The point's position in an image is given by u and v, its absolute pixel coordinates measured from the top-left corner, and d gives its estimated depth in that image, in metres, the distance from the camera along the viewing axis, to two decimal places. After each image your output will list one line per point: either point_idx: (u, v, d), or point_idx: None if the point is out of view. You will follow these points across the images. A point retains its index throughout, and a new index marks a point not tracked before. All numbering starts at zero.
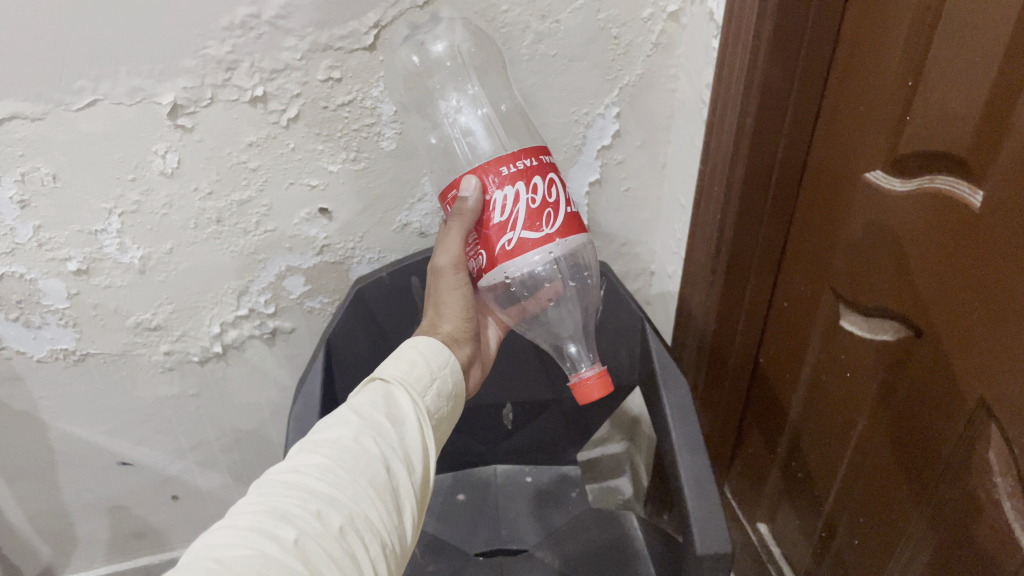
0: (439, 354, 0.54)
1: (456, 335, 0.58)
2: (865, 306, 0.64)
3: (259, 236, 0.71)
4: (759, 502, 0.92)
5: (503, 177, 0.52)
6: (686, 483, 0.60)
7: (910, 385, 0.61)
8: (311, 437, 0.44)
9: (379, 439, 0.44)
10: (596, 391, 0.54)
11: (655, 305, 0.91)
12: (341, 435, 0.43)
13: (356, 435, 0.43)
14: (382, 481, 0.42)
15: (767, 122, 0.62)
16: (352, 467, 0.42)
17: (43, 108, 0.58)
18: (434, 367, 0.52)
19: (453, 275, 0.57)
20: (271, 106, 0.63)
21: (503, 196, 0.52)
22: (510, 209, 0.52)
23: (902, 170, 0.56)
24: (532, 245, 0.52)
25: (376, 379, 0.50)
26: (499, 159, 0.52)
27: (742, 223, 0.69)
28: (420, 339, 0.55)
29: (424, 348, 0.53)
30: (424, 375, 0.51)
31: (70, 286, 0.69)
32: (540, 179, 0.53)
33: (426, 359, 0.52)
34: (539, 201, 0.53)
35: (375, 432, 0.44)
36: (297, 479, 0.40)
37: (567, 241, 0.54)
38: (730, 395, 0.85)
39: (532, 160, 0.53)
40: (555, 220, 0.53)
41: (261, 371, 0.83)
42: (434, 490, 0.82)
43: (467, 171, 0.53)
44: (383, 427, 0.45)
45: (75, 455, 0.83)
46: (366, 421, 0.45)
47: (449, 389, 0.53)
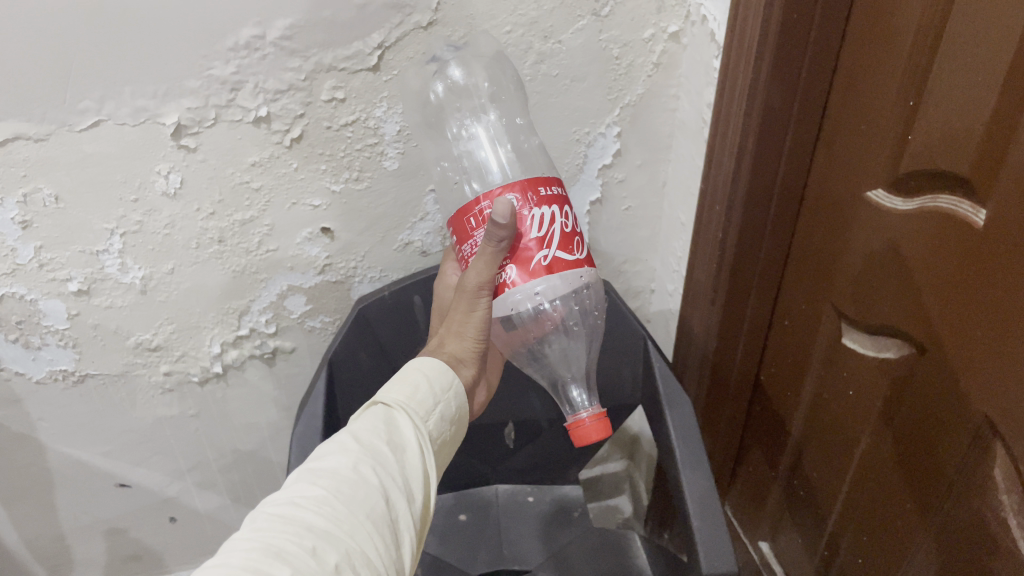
0: (444, 376, 0.52)
1: (463, 356, 0.55)
2: (865, 324, 0.64)
3: (260, 256, 0.71)
4: (760, 520, 0.91)
5: (540, 197, 0.53)
6: (691, 502, 0.60)
7: (914, 403, 0.61)
8: (310, 465, 0.44)
9: (378, 468, 0.44)
10: (594, 433, 0.54)
11: (655, 323, 0.91)
12: (340, 463, 0.43)
13: (356, 465, 0.43)
14: (380, 514, 0.42)
15: (768, 142, 0.62)
16: (350, 499, 0.41)
17: (46, 129, 0.58)
18: (438, 390, 0.51)
19: (473, 298, 0.54)
20: (274, 126, 0.63)
21: (542, 214, 0.53)
22: (547, 227, 0.53)
23: (903, 189, 0.57)
24: (564, 266, 0.54)
25: (378, 403, 0.49)
26: (536, 180, 0.54)
27: (743, 242, 0.69)
28: (424, 359, 0.53)
29: (429, 369, 0.52)
30: (428, 399, 0.50)
31: (71, 307, 0.68)
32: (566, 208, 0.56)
33: (429, 380, 0.51)
34: (569, 226, 0.55)
35: (375, 460, 0.44)
36: (293, 512, 0.40)
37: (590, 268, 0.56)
38: (732, 412, 0.85)
39: (559, 189, 0.55)
40: (582, 247, 0.55)
41: (261, 391, 0.83)
42: (436, 510, 0.81)
43: (502, 188, 0.53)
44: (383, 456, 0.45)
45: (72, 477, 0.82)
46: (366, 449, 0.44)
47: (453, 411, 0.52)
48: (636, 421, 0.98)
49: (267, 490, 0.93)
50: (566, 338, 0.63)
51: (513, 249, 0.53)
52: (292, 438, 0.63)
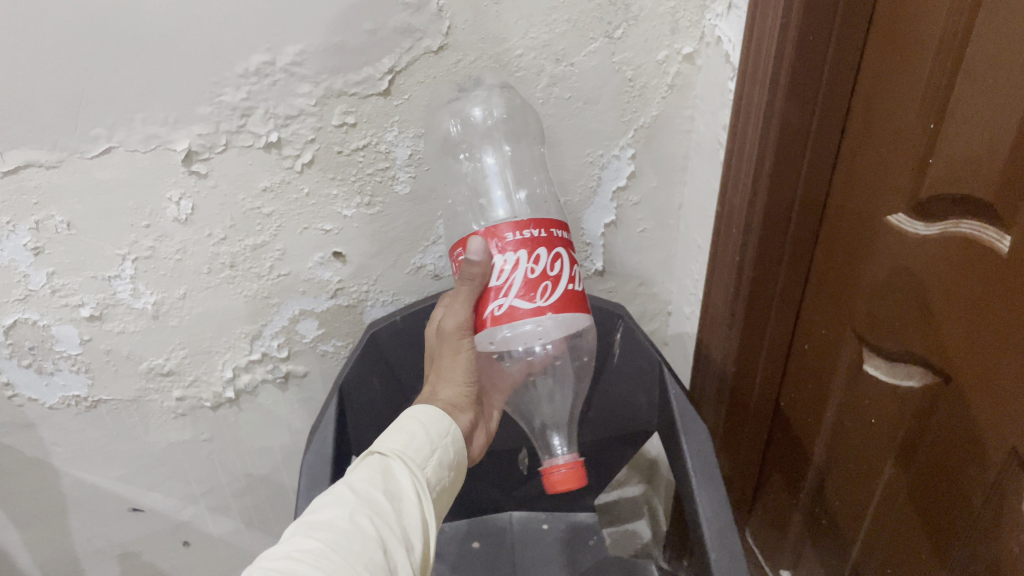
0: (441, 422, 0.53)
1: (460, 401, 0.57)
2: (888, 351, 0.62)
3: (272, 280, 0.71)
4: (780, 548, 0.89)
5: (506, 242, 0.53)
6: (708, 533, 0.59)
7: (938, 432, 0.59)
8: (304, 519, 0.43)
9: (375, 518, 0.43)
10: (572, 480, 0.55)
11: (672, 346, 0.90)
12: (335, 516, 0.42)
13: (351, 517, 0.42)
14: (377, 565, 0.41)
15: (785, 167, 0.61)
16: (346, 553, 0.40)
17: (58, 156, 0.58)
18: (434, 437, 0.51)
19: (458, 339, 0.56)
20: (285, 151, 0.63)
21: (503, 261, 0.53)
22: (507, 274, 0.53)
23: (926, 214, 0.55)
24: (521, 314, 0.53)
25: (374, 453, 0.49)
26: (509, 224, 0.53)
27: (762, 266, 0.68)
28: (419, 408, 0.54)
29: (423, 417, 0.52)
30: (424, 447, 0.51)
31: (83, 332, 0.68)
32: (545, 252, 0.54)
33: (425, 427, 0.52)
34: (539, 272, 0.53)
35: (371, 511, 0.44)
36: (291, 566, 0.39)
37: (560, 316, 0.53)
38: (750, 439, 0.83)
39: (541, 231, 0.54)
40: (552, 293, 0.53)
41: (274, 416, 0.82)
42: (450, 537, 0.80)
43: (477, 230, 0.54)
44: (379, 506, 0.44)
45: (86, 502, 0.82)
46: (362, 500, 0.44)
47: (452, 458, 0.52)
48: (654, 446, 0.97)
49: (280, 513, 0.93)
50: (552, 379, 0.68)
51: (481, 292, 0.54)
52: (302, 466, 0.62)
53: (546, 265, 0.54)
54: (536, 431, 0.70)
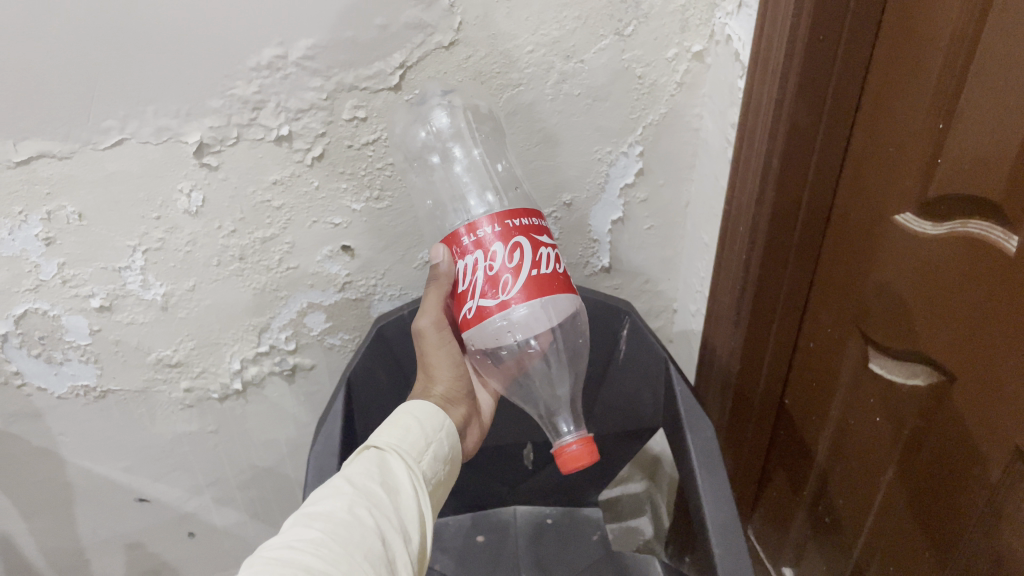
0: (434, 417, 0.54)
1: (450, 395, 0.59)
2: (893, 350, 0.63)
3: (281, 273, 0.71)
4: (782, 546, 0.89)
5: (463, 247, 0.53)
6: (713, 529, 0.59)
7: (943, 430, 0.59)
8: (304, 510, 0.44)
9: (373, 510, 0.44)
10: (584, 457, 0.53)
11: (677, 344, 0.90)
12: (335, 506, 0.43)
13: (351, 507, 0.43)
14: (377, 553, 0.42)
15: (793, 167, 0.62)
16: (347, 540, 0.41)
17: (71, 147, 0.59)
18: (429, 430, 0.53)
19: (436, 334, 0.59)
20: (296, 145, 0.63)
21: (464, 265, 0.53)
22: (470, 277, 0.53)
23: (933, 214, 0.55)
24: (489, 313, 0.52)
25: (370, 447, 0.50)
26: (463, 226, 0.53)
27: (769, 264, 0.68)
28: (413, 404, 0.55)
29: (417, 413, 0.54)
30: (419, 440, 0.52)
31: (92, 323, 0.69)
32: (501, 246, 0.52)
33: (420, 423, 0.53)
34: (497, 268, 0.52)
35: (370, 501, 0.44)
36: (292, 554, 0.39)
37: (526, 306, 0.52)
38: (754, 437, 0.84)
39: (496, 225, 0.52)
40: (512, 284, 0.52)
41: (280, 409, 0.83)
42: (455, 531, 0.81)
43: (444, 238, 0.55)
44: (377, 496, 0.45)
45: (92, 492, 0.82)
46: (360, 492, 0.45)
47: (445, 453, 0.54)
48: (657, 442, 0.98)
49: (285, 505, 0.93)
50: (549, 366, 0.63)
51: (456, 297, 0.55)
52: (309, 456, 0.62)
53: (506, 257, 0.52)
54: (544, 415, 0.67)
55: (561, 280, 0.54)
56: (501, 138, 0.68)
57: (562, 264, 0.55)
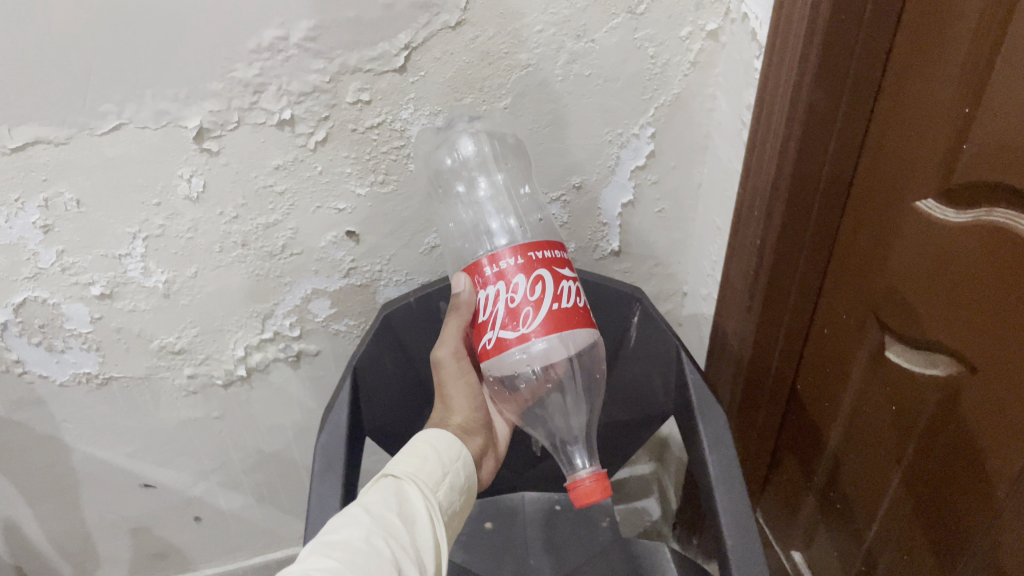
0: (450, 447, 0.53)
1: (467, 425, 0.58)
2: (912, 339, 0.61)
3: (285, 259, 0.70)
4: (792, 530, 0.89)
5: (486, 277, 0.53)
6: (725, 520, 0.58)
7: (962, 421, 0.58)
8: (321, 537, 0.43)
9: (391, 539, 0.43)
10: (598, 492, 0.52)
11: (687, 327, 0.89)
12: (352, 536, 0.42)
13: (368, 536, 0.42)
14: None
15: (810, 151, 0.60)
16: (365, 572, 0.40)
17: (67, 132, 0.57)
18: (446, 461, 0.52)
19: (454, 365, 0.59)
20: (299, 129, 0.61)
21: (486, 296, 0.53)
22: (491, 307, 0.52)
23: (956, 201, 0.54)
24: (508, 345, 0.52)
25: (386, 476, 0.49)
26: (485, 257, 0.52)
27: (783, 250, 0.66)
28: (430, 432, 0.54)
29: (435, 441, 0.53)
30: (435, 470, 0.51)
31: (94, 311, 0.68)
32: (523, 278, 0.51)
33: (436, 452, 0.52)
34: (518, 300, 0.51)
35: (387, 531, 0.44)
36: None
37: (546, 340, 0.51)
38: (765, 423, 0.83)
39: (519, 258, 0.52)
40: (532, 318, 0.51)
41: (285, 394, 0.82)
42: (463, 517, 0.80)
43: (467, 267, 0.55)
44: (395, 526, 0.44)
45: (97, 477, 0.82)
46: (377, 521, 0.44)
47: (462, 484, 0.52)
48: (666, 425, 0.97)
49: (291, 489, 0.93)
50: (564, 396, 0.63)
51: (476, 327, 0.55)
52: (315, 448, 0.61)
53: (529, 291, 0.51)
54: (557, 445, 0.66)
55: (582, 314, 0.53)
56: (509, 121, 0.66)
57: (584, 296, 0.54)
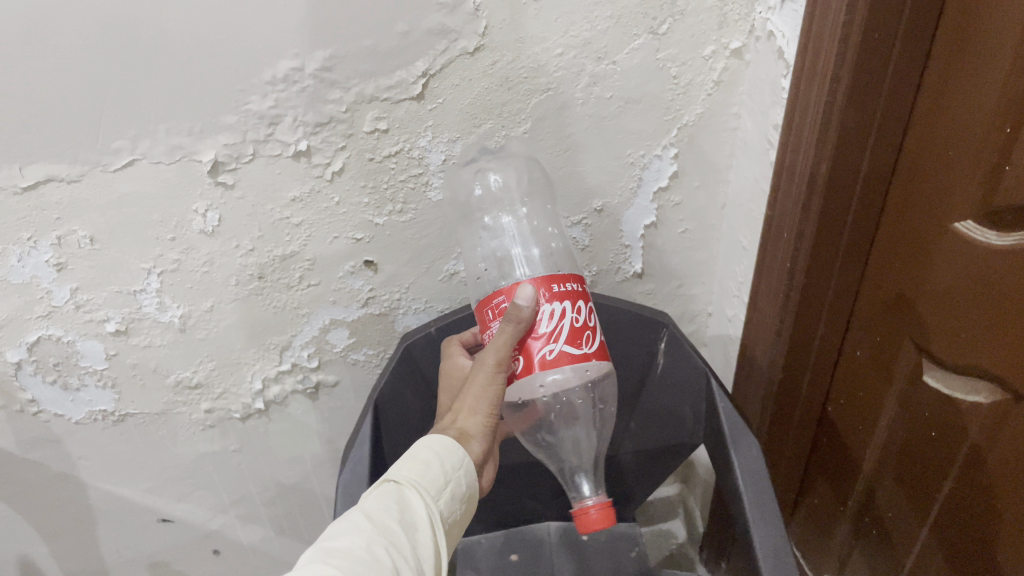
0: (455, 454, 0.49)
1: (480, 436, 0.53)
2: (953, 364, 0.59)
3: (302, 291, 0.68)
4: (824, 553, 0.86)
5: (552, 293, 0.52)
6: (762, 555, 0.56)
7: (1006, 449, 0.56)
8: (322, 545, 0.41)
9: (391, 549, 0.42)
10: (603, 521, 0.52)
11: (712, 348, 0.87)
12: (352, 545, 0.41)
13: (368, 546, 0.41)
14: None
15: (842, 175, 0.58)
16: None
17: (80, 170, 0.56)
18: (449, 468, 0.48)
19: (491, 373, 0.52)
20: (315, 159, 0.60)
21: (552, 309, 0.51)
22: (555, 321, 0.51)
23: (997, 223, 0.52)
24: (569, 361, 0.51)
25: (390, 480, 0.47)
26: (550, 276, 0.52)
27: (814, 273, 0.65)
28: (432, 435, 0.50)
29: (438, 446, 0.49)
30: (442, 477, 0.48)
31: (109, 347, 0.66)
32: (583, 304, 0.53)
33: (440, 458, 0.48)
34: (582, 322, 0.52)
35: (388, 541, 0.42)
36: None
37: (601, 365, 0.53)
38: (794, 445, 0.81)
39: (577, 286, 0.54)
40: (596, 341, 0.53)
41: (303, 425, 0.80)
42: (487, 549, 0.78)
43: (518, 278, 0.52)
44: (396, 535, 0.43)
45: (115, 514, 0.80)
46: (378, 530, 0.42)
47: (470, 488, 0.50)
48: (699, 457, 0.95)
49: (311, 519, 0.91)
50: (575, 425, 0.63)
51: (521, 341, 0.52)
52: (337, 486, 0.59)
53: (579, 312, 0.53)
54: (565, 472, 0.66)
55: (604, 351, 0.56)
56: (530, 147, 0.65)
57: None
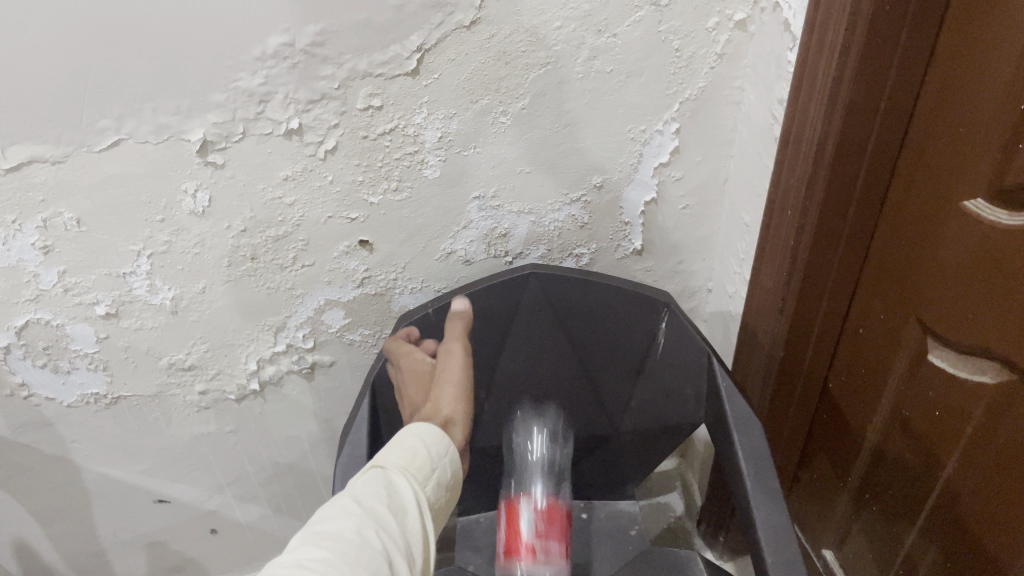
0: (439, 442, 0.52)
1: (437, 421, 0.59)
2: (959, 344, 0.58)
3: (296, 271, 0.67)
4: (823, 527, 0.86)
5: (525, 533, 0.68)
6: (764, 538, 0.55)
7: (1012, 430, 0.55)
8: (312, 527, 0.42)
9: (382, 531, 0.42)
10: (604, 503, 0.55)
11: (712, 324, 0.86)
12: (343, 526, 0.42)
13: (359, 528, 0.42)
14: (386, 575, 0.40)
15: (849, 151, 0.57)
16: (357, 561, 0.40)
17: (64, 150, 0.54)
18: (434, 455, 0.51)
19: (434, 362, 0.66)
20: (307, 138, 0.58)
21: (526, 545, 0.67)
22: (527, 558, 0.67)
23: (1008, 202, 0.50)
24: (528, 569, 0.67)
25: (374, 468, 0.48)
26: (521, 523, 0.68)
27: (818, 250, 0.64)
28: (418, 427, 0.53)
29: (424, 435, 0.52)
30: (425, 465, 0.49)
31: (99, 330, 0.65)
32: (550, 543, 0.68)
33: (424, 451, 0.50)
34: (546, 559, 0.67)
35: (378, 523, 0.43)
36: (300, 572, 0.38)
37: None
38: (795, 421, 0.80)
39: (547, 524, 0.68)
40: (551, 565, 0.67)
41: (300, 405, 0.79)
42: (487, 528, 0.78)
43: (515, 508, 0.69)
44: (385, 518, 0.43)
45: (110, 495, 0.80)
46: (368, 513, 0.43)
47: (449, 478, 0.52)
48: (701, 438, 0.94)
49: (308, 498, 0.90)
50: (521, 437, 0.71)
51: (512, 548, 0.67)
52: (336, 470, 0.59)
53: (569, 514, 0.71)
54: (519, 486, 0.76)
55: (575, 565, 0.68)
56: (529, 123, 0.63)
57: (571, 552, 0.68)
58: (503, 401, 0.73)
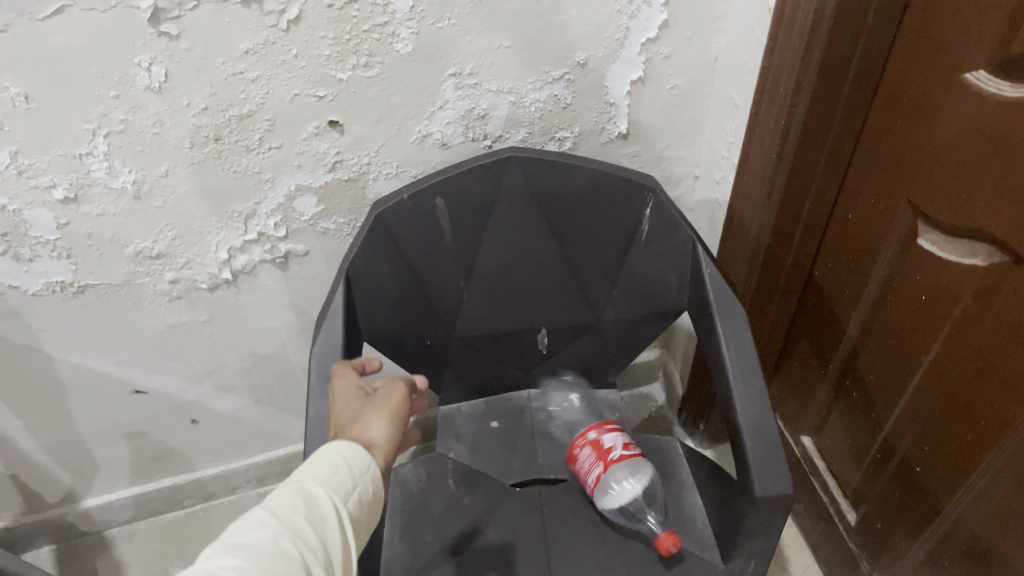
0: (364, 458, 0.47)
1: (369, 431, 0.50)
2: (951, 226, 0.57)
3: (263, 154, 0.64)
4: (802, 416, 0.87)
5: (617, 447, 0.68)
6: (744, 424, 0.55)
7: (999, 313, 0.54)
8: (225, 537, 0.40)
9: (299, 542, 0.41)
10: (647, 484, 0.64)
11: (698, 213, 0.84)
12: (258, 538, 0.40)
13: (275, 537, 0.40)
14: None
15: (846, 21, 0.54)
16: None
17: (5, 18, 0.50)
18: (358, 472, 0.47)
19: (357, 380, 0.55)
20: (268, 6, 0.54)
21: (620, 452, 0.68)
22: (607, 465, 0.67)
23: (1012, 73, 0.48)
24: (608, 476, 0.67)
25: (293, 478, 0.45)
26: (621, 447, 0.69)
27: (810, 130, 0.61)
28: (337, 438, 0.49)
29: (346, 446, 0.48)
30: (350, 479, 0.46)
31: (60, 216, 0.62)
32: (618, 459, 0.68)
33: (347, 460, 0.47)
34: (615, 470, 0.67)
35: (295, 533, 0.41)
36: None
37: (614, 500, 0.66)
38: (779, 310, 0.79)
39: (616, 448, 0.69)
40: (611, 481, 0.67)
41: (275, 296, 0.77)
42: (467, 417, 0.78)
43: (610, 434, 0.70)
44: (303, 529, 0.42)
45: (86, 386, 0.79)
46: (285, 525, 0.41)
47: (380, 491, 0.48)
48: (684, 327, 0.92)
49: (289, 389, 0.90)
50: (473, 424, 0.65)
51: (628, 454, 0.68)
52: (311, 359, 0.58)
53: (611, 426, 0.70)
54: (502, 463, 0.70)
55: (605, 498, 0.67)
56: None
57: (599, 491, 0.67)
58: (484, 291, 0.70)
